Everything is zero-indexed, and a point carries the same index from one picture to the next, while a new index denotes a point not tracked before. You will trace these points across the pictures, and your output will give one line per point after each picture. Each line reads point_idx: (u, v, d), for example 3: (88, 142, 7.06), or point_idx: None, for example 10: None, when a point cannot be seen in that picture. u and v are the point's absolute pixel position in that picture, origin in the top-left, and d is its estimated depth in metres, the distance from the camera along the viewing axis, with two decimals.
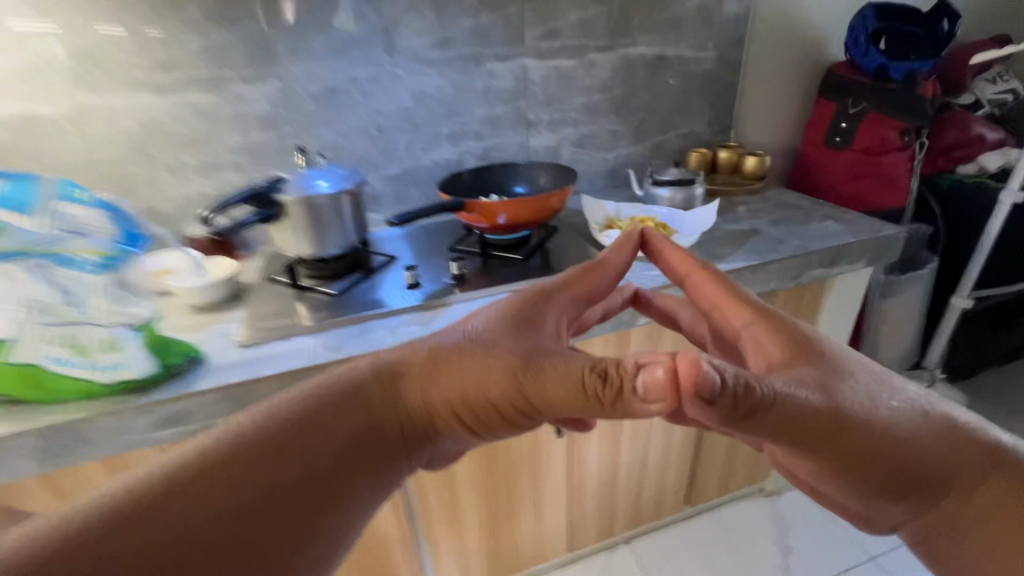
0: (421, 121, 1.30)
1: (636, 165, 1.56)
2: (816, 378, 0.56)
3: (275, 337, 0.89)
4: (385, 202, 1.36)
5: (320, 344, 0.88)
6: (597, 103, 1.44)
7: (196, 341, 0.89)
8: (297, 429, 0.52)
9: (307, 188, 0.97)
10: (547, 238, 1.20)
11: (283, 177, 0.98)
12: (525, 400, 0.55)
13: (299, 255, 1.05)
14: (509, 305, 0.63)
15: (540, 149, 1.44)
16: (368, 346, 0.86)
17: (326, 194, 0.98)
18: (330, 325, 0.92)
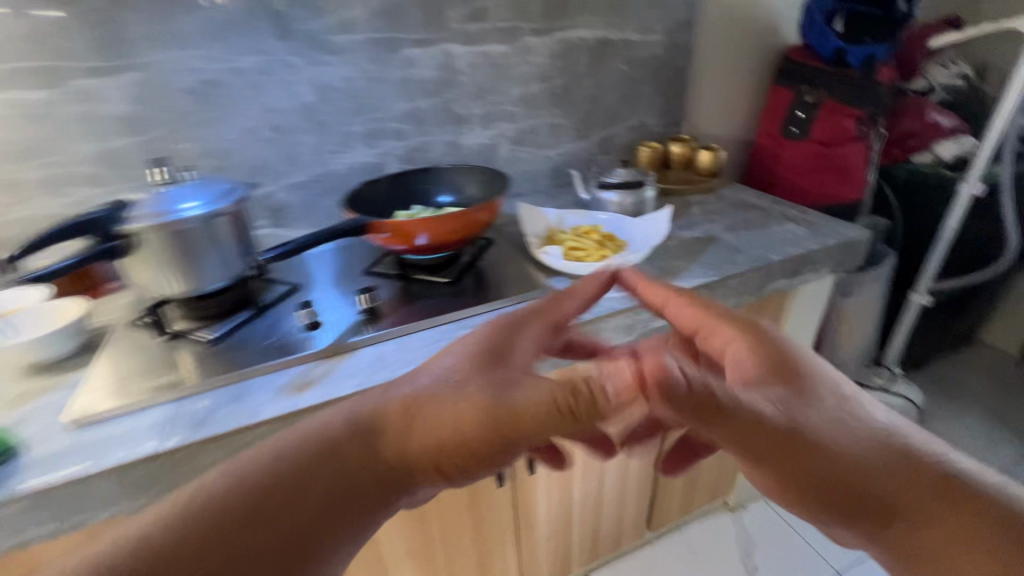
0: (328, 119, 1.10)
1: (582, 162, 1.41)
2: (781, 396, 0.51)
3: (122, 410, 0.69)
4: (292, 215, 1.16)
5: (181, 417, 0.69)
6: (536, 95, 1.28)
7: (16, 422, 0.69)
8: (280, 481, 0.46)
9: (171, 211, 0.77)
10: (480, 256, 1.03)
11: (135, 201, 0.78)
12: (499, 436, 0.49)
13: (168, 294, 0.85)
14: (484, 336, 0.57)
15: (473, 148, 1.27)
16: (242, 416, 0.68)
17: (190, 218, 0.78)
18: (198, 387, 0.73)
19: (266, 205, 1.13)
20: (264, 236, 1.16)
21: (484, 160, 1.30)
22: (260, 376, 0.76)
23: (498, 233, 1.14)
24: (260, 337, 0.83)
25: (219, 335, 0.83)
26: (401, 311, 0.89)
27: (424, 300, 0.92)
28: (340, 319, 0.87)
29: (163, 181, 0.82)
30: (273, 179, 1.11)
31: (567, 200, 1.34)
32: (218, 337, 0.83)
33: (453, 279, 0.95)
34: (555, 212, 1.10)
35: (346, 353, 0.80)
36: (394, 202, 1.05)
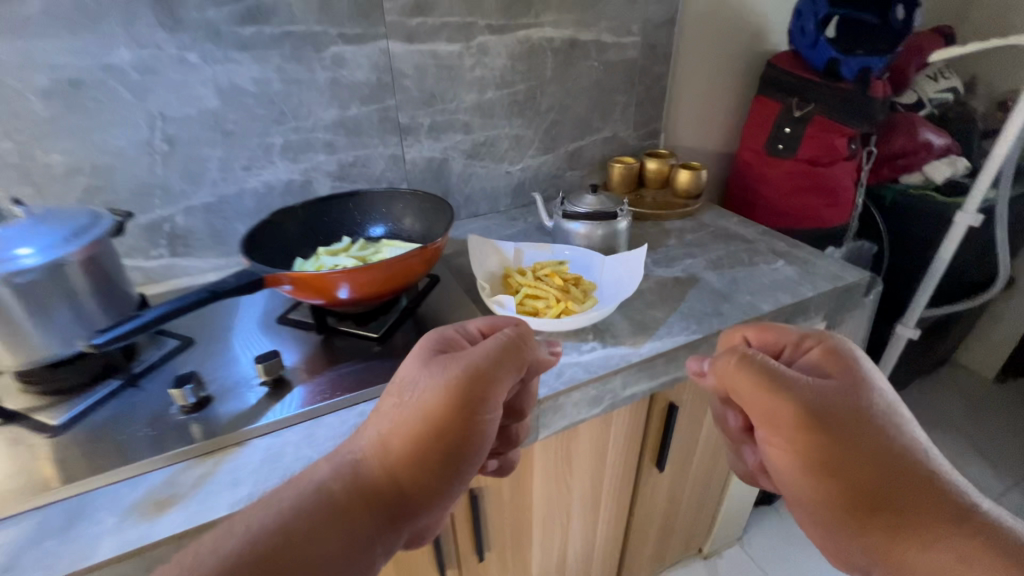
0: (238, 129, 0.91)
1: (548, 178, 1.25)
2: (839, 378, 0.56)
3: None
4: (198, 242, 0.97)
5: None
6: (494, 102, 1.10)
7: None
8: (347, 487, 0.51)
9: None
10: (421, 301, 0.86)
11: None
12: (465, 403, 0.54)
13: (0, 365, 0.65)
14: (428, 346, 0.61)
15: (421, 163, 1.09)
16: (66, 559, 0.50)
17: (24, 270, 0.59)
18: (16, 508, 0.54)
19: (162, 231, 0.93)
20: (162, 267, 0.96)
21: (434, 176, 1.12)
22: (114, 484, 0.57)
23: (446, 268, 0.97)
24: (124, 421, 0.64)
25: (69, 418, 0.64)
26: (315, 379, 0.71)
27: (346, 364, 0.74)
28: (235, 392, 0.69)
29: None
30: (169, 201, 0.91)
31: (531, 223, 1.18)
32: (68, 422, 0.64)
33: (383, 334, 0.78)
34: (512, 246, 0.94)
35: (236, 446, 0.62)
36: (317, 233, 0.87)
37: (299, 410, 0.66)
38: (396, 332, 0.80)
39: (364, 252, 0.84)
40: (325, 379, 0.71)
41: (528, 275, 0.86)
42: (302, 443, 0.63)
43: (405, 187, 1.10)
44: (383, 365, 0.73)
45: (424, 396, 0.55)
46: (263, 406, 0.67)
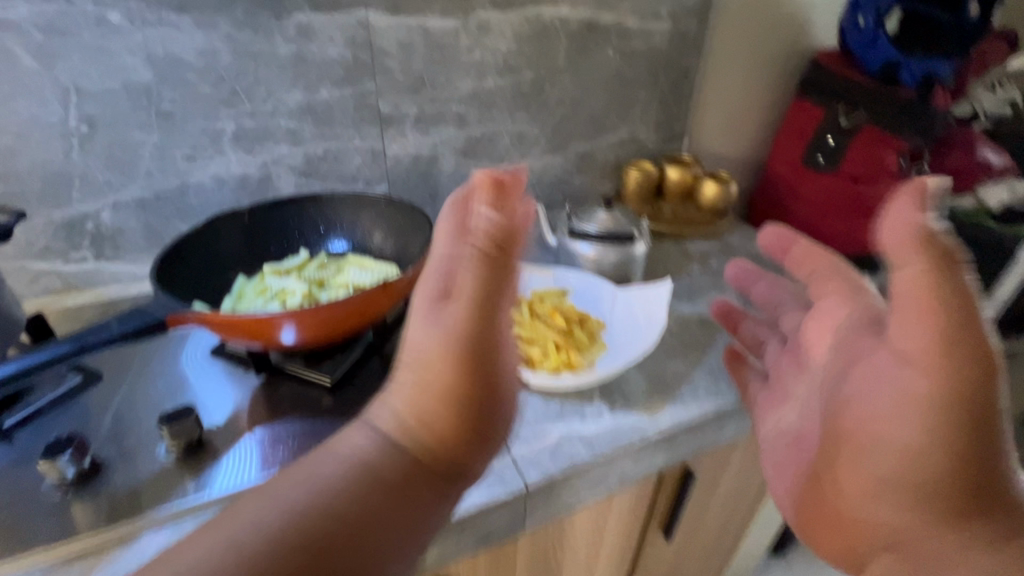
0: (176, 110, 0.74)
1: (554, 183, 1.09)
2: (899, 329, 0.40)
3: None
4: (130, 243, 0.80)
5: None
6: (495, 91, 0.94)
7: None
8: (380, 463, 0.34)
9: None
10: (390, 335, 0.70)
11: None
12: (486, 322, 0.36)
13: None
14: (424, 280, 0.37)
15: (405, 159, 0.93)
16: None
17: None
18: None
19: (84, 230, 0.77)
20: (86, 273, 0.79)
21: (421, 176, 0.95)
22: None
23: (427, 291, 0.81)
24: None
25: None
26: (238, 445, 0.56)
27: (284, 422, 0.59)
28: (134, 458, 0.54)
29: None
30: (91, 194, 0.75)
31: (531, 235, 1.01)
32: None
33: (337, 381, 0.62)
34: None
35: (116, 544, 0.47)
36: (267, 243, 0.71)
37: (210, 494, 0.51)
38: (355, 377, 0.64)
39: (322, 272, 0.68)
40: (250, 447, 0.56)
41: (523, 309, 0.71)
42: None
43: (386, 188, 0.93)
44: (331, 428, 0.58)
45: (442, 335, 0.36)
46: (166, 483, 0.52)
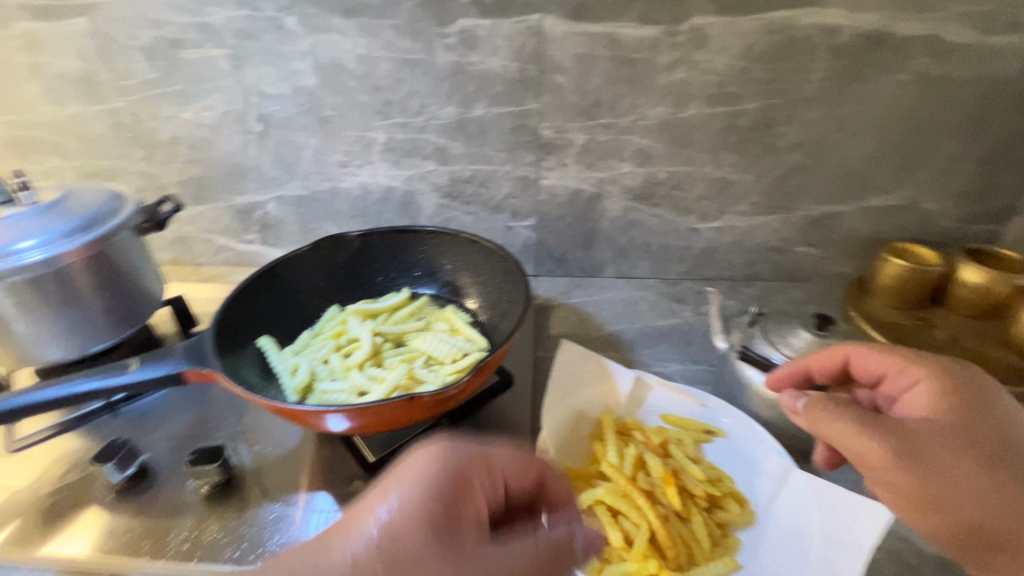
0: (335, 116, 0.72)
1: (759, 250, 0.79)
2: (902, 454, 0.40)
3: None
4: (287, 236, 0.83)
5: None
6: (696, 122, 0.70)
7: None
8: None
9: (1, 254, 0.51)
10: (461, 420, 0.57)
11: (12, 203, 0.54)
12: None
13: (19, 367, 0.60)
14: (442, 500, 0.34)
15: (562, 194, 0.76)
16: None
17: (24, 265, 0.51)
18: None
19: (254, 217, 0.82)
20: (253, 254, 0.85)
21: (578, 216, 0.78)
22: None
23: (532, 366, 0.66)
24: (70, 464, 0.55)
25: (24, 441, 0.57)
26: (276, 513, 0.50)
27: (324, 495, 0.52)
28: (178, 476, 0.54)
29: (20, 191, 0.55)
30: (262, 186, 0.79)
31: (702, 317, 0.76)
32: (19, 445, 0.57)
33: (375, 463, 0.53)
34: (630, 374, 0.59)
35: None
36: (376, 270, 0.67)
37: (230, 541, 0.48)
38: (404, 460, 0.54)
39: (408, 324, 0.60)
40: (304, 514, 0.50)
41: (627, 451, 0.51)
42: None
43: (533, 223, 0.79)
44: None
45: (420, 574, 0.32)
46: (181, 521, 0.49)
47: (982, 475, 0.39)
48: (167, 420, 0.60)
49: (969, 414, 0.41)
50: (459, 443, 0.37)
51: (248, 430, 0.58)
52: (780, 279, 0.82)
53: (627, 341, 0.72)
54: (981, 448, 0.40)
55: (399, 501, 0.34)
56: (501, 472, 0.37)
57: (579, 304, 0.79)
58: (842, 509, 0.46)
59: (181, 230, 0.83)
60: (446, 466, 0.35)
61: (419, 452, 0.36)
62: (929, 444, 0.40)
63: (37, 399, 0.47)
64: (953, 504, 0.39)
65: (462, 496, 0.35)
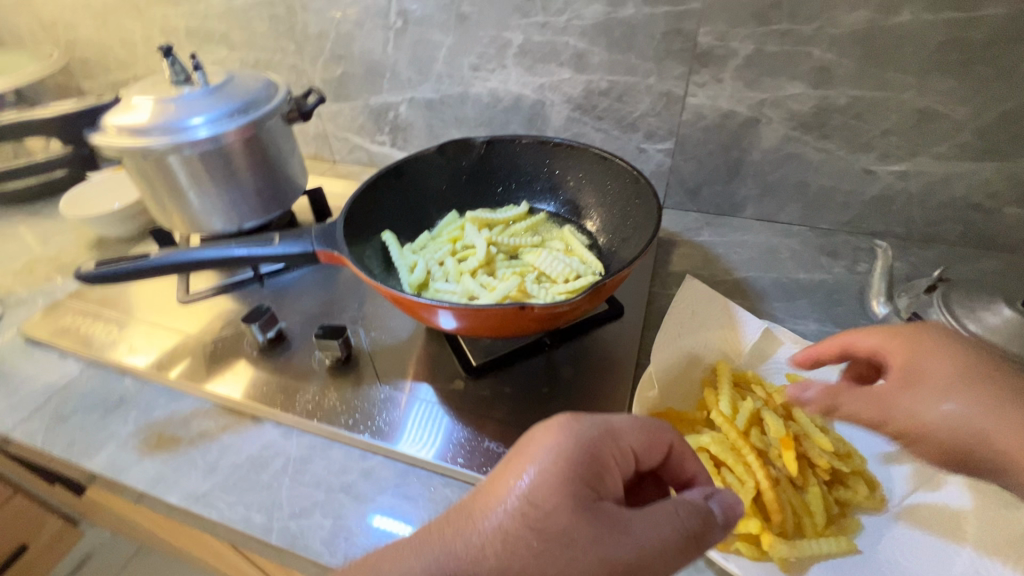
0: (474, 13, 0.69)
1: (951, 205, 0.64)
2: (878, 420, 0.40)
3: (41, 364, 0.61)
4: (415, 140, 0.84)
5: (64, 395, 0.58)
6: (904, 33, 0.55)
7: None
8: None
9: (179, 129, 0.57)
10: (566, 341, 0.57)
11: (189, 83, 0.60)
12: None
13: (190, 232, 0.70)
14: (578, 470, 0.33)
15: (709, 116, 0.67)
16: (86, 435, 0.53)
17: (197, 140, 0.57)
18: (108, 357, 0.61)
19: (386, 118, 0.84)
20: (384, 156, 0.88)
21: (724, 143, 0.69)
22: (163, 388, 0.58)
23: (645, 300, 0.62)
24: (227, 320, 0.64)
25: (193, 295, 0.67)
26: (386, 394, 0.54)
27: (426, 387, 0.54)
28: (307, 346, 0.60)
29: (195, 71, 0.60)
30: (396, 87, 0.79)
31: (857, 276, 0.65)
32: (190, 297, 0.67)
33: (477, 367, 0.54)
34: (759, 325, 0.52)
35: (251, 420, 0.54)
36: (498, 180, 0.65)
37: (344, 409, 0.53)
38: (504, 369, 0.55)
39: (524, 238, 0.59)
40: (410, 399, 0.53)
41: (742, 404, 0.46)
42: (291, 464, 0.50)
43: (670, 147, 0.71)
44: (456, 429, 0.50)
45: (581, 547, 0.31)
46: (307, 384, 0.55)
47: (979, 400, 0.37)
48: (302, 297, 0.66)
49: (938, 345, 0.40)
50: (585, 418, 0.36)
51: (367, 317, 0.63)
52: (973, 244, 0.67)
53: (758, 290, 0.64)
54: (962, 372, 0.39)
55: (539, 478, 0.33)
56: (631, 447, 0.35)
57: (707, 243, 0.71)
58: (958, 529, 0.39)
59: (322, 126, 0.88)
60: (577, 443, 0.34)
61: (543, 429, 0.35)
62: (915, 391, 0.39)
63: (200, 257, 0.54)
64: (962, 438, 0.37)
65: (600, 470, 0.34)
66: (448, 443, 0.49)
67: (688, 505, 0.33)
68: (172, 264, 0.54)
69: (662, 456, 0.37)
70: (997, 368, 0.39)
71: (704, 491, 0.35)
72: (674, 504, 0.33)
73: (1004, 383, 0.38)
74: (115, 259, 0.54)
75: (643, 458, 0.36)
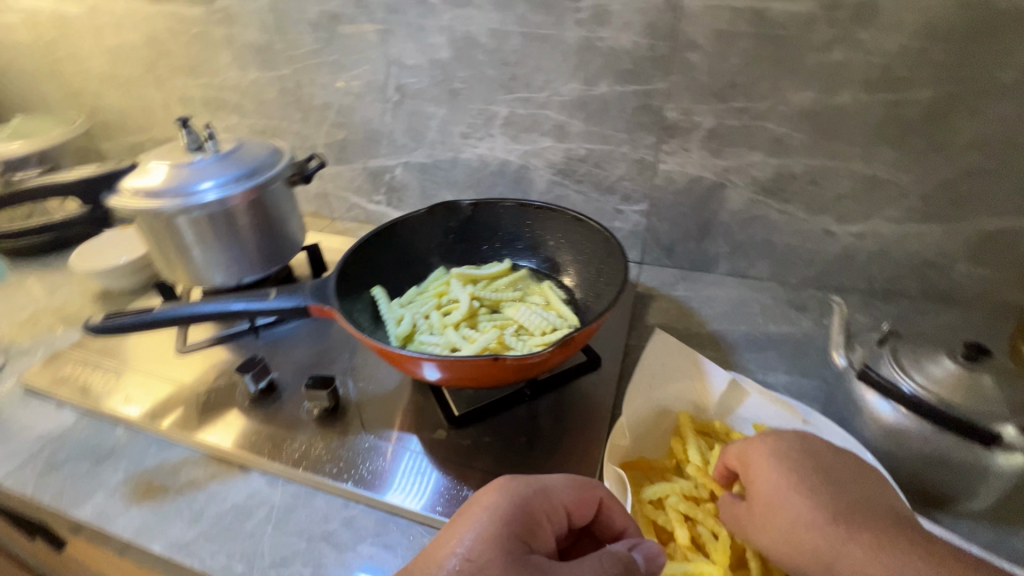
0: (464, 89, 0.76)
1: (908, 263, 0.69)
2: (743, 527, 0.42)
3: (38, 413, 0.63)
4: (409, 199, 0.90)
5: (57, 443, 0.59)
6: (846, 110, 0.62)
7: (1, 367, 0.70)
8: None
9: (187, 193, 0.62)
10: (545, 392, 0.60)
11: (202, 152, 0.65)
12: None
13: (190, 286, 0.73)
14: (509, 524, 0.36)
15: (679, 181, 0.73)
16: (73, 483, 0.55)
17: (202, 204, 0.62)
18: (101, 405, 0.63)
19: (383, 180, 0.90)
20: (380, 213, 0.94)
21: (694, 205, 0.74)
22: (155, 437, 0.60)
23: (622, 352, 0.65)
24: (221, 371, 0.67)
25: (190, 346, 0.70)
26: (370, 443, 0.56)
27: (412, 437, 0.56)
28: (296, 395, 0.62)
29: (208, 142, 0.65)
30: (393, 152, 0.86)
31: (824, 329, 0.68)
32: (187, 348, 0.70)
33: (459, 417, 0.57)
34: (725, 377, 0.55)
35: (238, 469, 0.55)
36: (483, 238, 0.70)
37: (328, 458, 0.54)
38: (485, 419, 0.57)
39: (505, 293, 0.63)
40: (394, 448, 0.55)
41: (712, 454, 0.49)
42: (275, 513, 0.51)
43: (645, 208, 0.77)
44: (435, 477, 0.52)
45: None
46: (294, 433, 0.57)
47: (794, 514, 0.40)
48: (295, 348, 0.69)
49: (766, 459, 0.43)
50: (521, 479, 0.39)
51: (356, 368, 0.66)
52: (931, 299, 0.71)
53: (730, 342, 0.67)
54: (782, 486, 0.42)
55: (477, 535, 0.36)
56: (563, 503, 0.39)
57: (683, 297, 0.75)
58: None
59: (323, 186, 0.94)
60: (513, 501, 0.38)
61: (484, 494, 0.39)
62: (746, 508, 0.43)
63: (202, 310, 0.57)
64: (786, 554, 0.40)
65: (533, 525, 0.37)
66: (427, 490, 0.51)
67: (613, 554, 0.36)
68: (172, 318, 0.57)
69: (595, 513, 0.40)
70: (819, 479, 0.42)
71: (629, 543, 0.38)
72: (603, 552, 0.36)
73: (820, 493, 0.41)
74: (122, 312, 0.58)
75: (576, 515, 0.40)
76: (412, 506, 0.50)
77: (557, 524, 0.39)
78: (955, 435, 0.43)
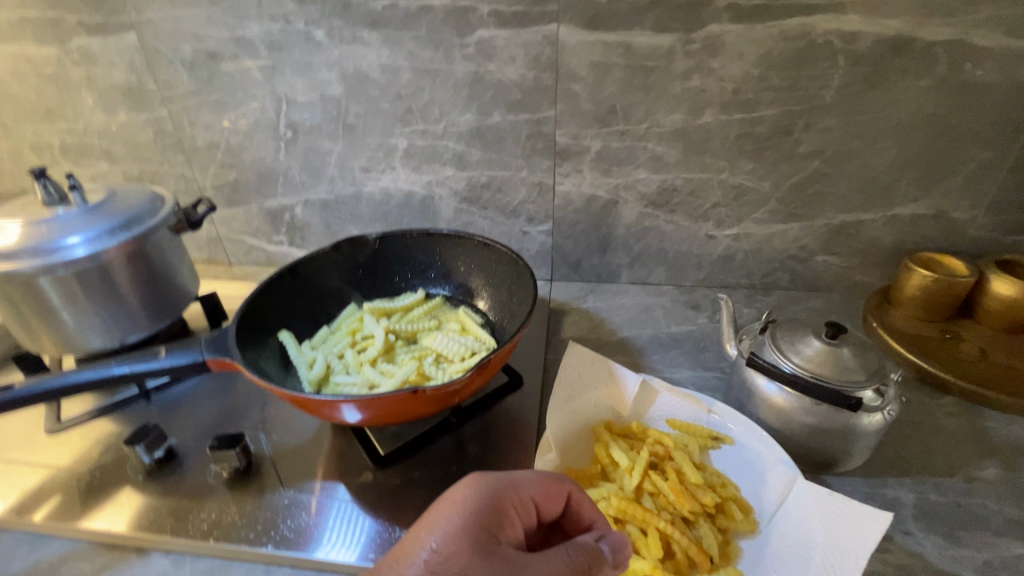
0: (360, 123, 0.75)
1: (777, 257, 0.79)
2: None
3: None
4: (313, 237, 0.87)
5: None
6: (710, 130, 0.70)
7: None
8: None
9: (52, 250, 0.55)
10: (471, 417, 0.60)
11: (66, 205, 0.59)
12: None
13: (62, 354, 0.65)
14: (480, 519, 0.37)
15: (576, 199, 0.77)
16: None
17: (69, 261, 0.55)
18: None
19: (283, 220, 0.86)
20: (283, 254, 0.90)
21: (593, 222, 0.79)
22: (25, 535, 0.51)
23: (542, 368, 0.67)
24: (106, 445, 0.59)
25: (64, 423, 0.62)
26: (291, 499, 0.52)
27: (338, 485, 0.54)
28: (199, 461, 0.57)
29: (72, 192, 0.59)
30: (290, 190, 0.83)
31: (717, 325, 0.75)
32: (60, 426, 0.61)
33: (385, 457, 0.55)
34: (637, 379, 0.59)
35: (134, 554, 0.49)
36: (394, 269, 0.70)
37: (245, 523, 0.50)
38: (412, 454, 0.56)
39: (421, 323, 0.63)
40: (318, 499, 0.52)
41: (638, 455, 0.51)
42: None
43: (549, 228, 0.81)
44: (365, 523, 0.50)
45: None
46: (201, 502, 0.52)
47: None
48: (194, 408, 0.64)
49: None
50: (490, 474, 0.39)
51: (268, 421, 0.61)
52: (800, 287, 0.81)
53: (638, 346, 0.72)
54: None
55: (447, 529, 0.36)
56: (530, 497, 0.39)
57: (592, 309, 0.79)
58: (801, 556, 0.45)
59: (215, 231, 0.89)
60: (481, 495, 0.38)
61: (456, 486, 0.39)
62: None
63: (77, 380, 0.51)
64: None
65: (501, 518, 0.37)
66: (359, 539, 0.48)
67: (577, 544, 0.37)
68: (42, 394, 0.50)
69: (563, 502, 0.41)
70: None
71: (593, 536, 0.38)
72: (566, 546, 0.36)
73: None
74: None
75: (544, 507, 0.40)
76: (341, 558, 0.47)
77: (525, 516, 0.39)
78: (833, 400, 0.49)
